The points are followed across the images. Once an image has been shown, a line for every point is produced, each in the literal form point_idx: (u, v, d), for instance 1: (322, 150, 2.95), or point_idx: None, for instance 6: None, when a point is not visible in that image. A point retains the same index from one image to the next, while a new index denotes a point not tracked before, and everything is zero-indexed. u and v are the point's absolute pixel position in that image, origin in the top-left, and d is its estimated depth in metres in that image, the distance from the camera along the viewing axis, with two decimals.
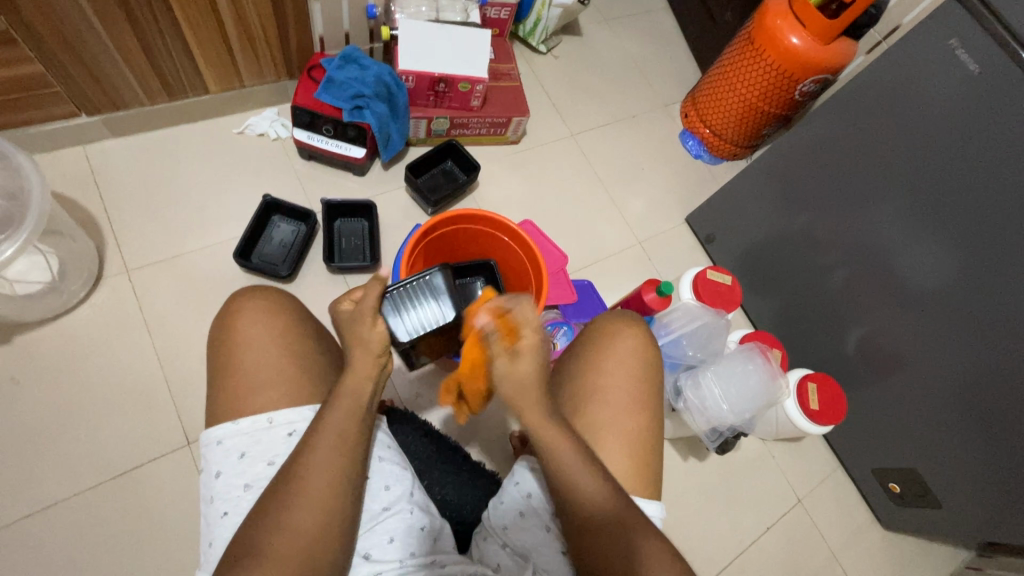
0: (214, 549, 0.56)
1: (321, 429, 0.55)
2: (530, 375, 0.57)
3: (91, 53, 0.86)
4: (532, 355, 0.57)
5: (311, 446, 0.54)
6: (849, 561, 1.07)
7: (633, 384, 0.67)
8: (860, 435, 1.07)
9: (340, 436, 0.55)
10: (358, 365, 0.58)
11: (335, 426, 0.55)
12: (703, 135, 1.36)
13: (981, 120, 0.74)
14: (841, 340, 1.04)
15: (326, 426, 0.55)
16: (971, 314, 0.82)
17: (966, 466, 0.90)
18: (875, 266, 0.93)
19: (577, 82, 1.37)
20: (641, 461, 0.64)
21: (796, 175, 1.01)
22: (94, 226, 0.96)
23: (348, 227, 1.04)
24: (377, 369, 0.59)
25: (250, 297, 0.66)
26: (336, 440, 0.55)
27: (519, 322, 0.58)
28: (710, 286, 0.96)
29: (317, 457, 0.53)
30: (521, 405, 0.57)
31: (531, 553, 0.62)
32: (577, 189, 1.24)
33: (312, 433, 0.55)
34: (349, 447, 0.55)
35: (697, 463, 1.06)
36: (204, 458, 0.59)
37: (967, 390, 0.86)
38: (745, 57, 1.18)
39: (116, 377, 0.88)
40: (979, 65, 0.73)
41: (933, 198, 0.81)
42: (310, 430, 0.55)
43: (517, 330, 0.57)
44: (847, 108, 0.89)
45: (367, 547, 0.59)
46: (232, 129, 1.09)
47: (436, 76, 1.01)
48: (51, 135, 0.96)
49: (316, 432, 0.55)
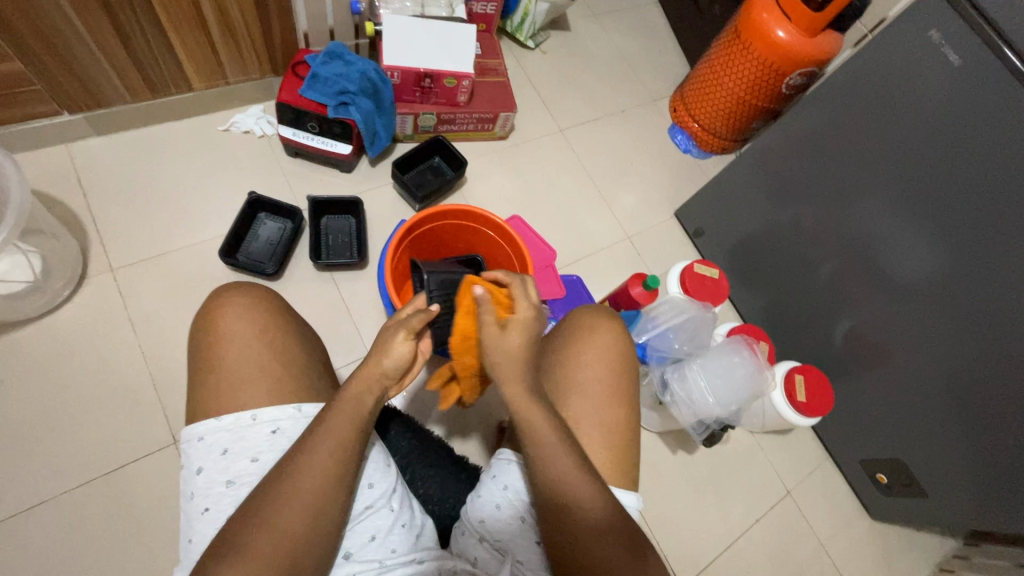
0: (194, 545, 0.56)
1: (319, 432, 0.55)
2: (519, 349, 0.58)
3: (71, 50, 0.85)
4: (521, 326, 0.58)
5: (304, 449, 0.54)
6: (837, 551, 1.07)
7: (612, 376, 0.67)
8: (847, 427, 1.07)
9: (339, 440, 0.55)
10: (362, 375, 0.58)
11: (333, 429, 0.55)
12: (691, 129, 1.36)
13: (963, 110, 0.74)
14: (828, 332, 1.04)
15: (326, 430, 0.55)
16: (955, 305, 0.83)
17: (952, 455, 0.90)
18: (861, 258, 0.94)
19: (565, 77, 1.37)
20: (620, 451, 0.65)
21: (782, 168, 1.01)
22: (78, 225, 0.96)
23: (334, 224, 1.04)
24: (380, 387, 0.59)
25: (234, 292, 0.65)
26: (334, 447, 0.55)
27: (517, 296, 0.60)
28: (696, 278, 0.98)
29: (304, 456, 0.54)
30: (518, 380, 0.58)
31: (509, 548, 0.62)
32: (565, 184, 1.24)
33: (307, 438, 0.55)
34: (337, 448, 0.55)
35: (686, 456, 1.07)
36: (186, 454, 0.59)
37: (953, 380, 0.86)
38: (733, 51, 1.18)
39: (102, 375, 0.88)
40: (960, 56, 0.73)
41: (918, 190, 0.82)
42: (306, 433, 0.55)
43: (511, 303, 0.60)
44: (831, 100, 0.89)
45: (349, 546, 0.59)
46: (218, 126, 1.09)
47: (421, 71, 1.01)
48: (34, 133, 0.95)
49: (313, 435, 0.55)
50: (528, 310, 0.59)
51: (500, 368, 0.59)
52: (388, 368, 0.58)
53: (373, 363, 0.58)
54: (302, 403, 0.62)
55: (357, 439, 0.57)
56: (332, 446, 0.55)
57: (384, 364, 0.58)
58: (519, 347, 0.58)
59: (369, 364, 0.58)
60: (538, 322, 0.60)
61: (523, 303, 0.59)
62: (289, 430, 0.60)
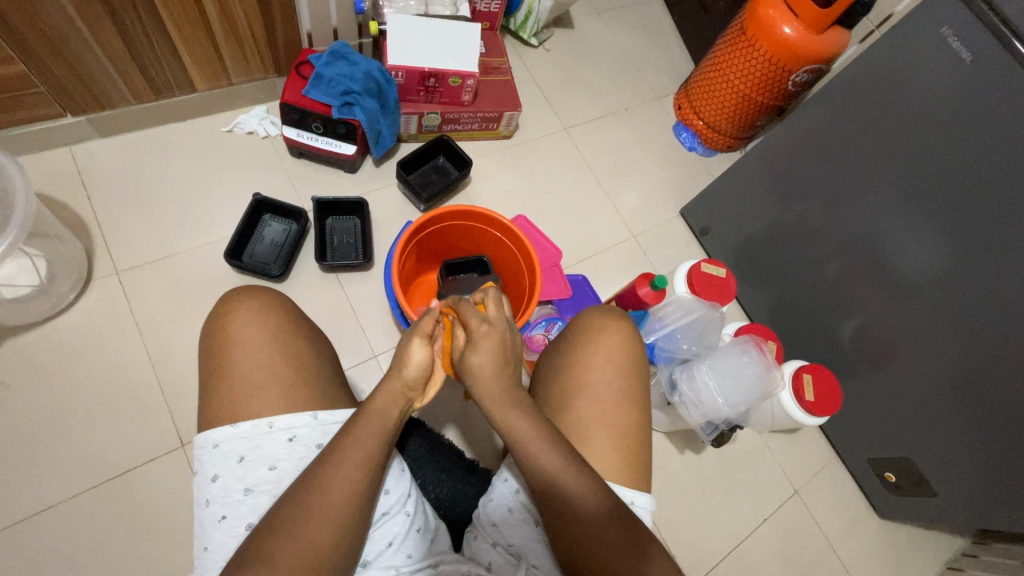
0: (211, 553, 0.56)
1: (347, 442, 0.55)
2: (482, 367, 0.60)
3: (74, 52, 0.85)
4: (482, 349, 0.60)
5: (329, 461, 0.54)
6: (845, 551, 1.07)
7: (622, 378, 0.67)
8: (856, 426, 1.07)
9: (365, 453, 0.55)
10: (385, 390, 0.58)
11: (360, 443, 0.55)
12: (696, 127, 1.35)
13: (975, 107, 0.73)
14: (837, 330, 1.04)
15: (352, 441, 0.55)
16: (966, 305, 0.82)
17: (962, 455, 0.90)
18: (871, 258, 0.93)
19: (569, 75, 1.36)
20: (633, 455, 0.64)
21: (789, 167, 1.01)
22: (82, 228, 0.95)
23: (339, 225, 1.03)
24: (404, 398, 0.59)
25: (247, 297, 0.65)
26: (359, 458, 0.54)
27: (470, 313, 0.61)
28: (704, 279, 0.97)
29: (329, 468, 0.53)
30: (507, 416, 0.59)
31: (525, 553, 0.61)
32: (571, 184, 1.24)
33: (333, 448, 0.55)
34: (364, 459, 0.55)
35: (694, 456, 1.06)
36: (200, 461, 0.58)
37: (964, 380, 0.86)
38: (738, 48, 1.17)
39: (108, 379, 0.88)
40: (971, 53, 0.72)
41: (928, 189, 0.81)
42: (331, 444, 0.55)
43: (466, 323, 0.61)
44: (840, 98, 0.88)
45: (367, 554, 0.59)
46: (221, 127, 1.08)
47: (425, 71, 1.00)
48: (37, 136, 0.95)
49: (338, 448, 0.54)
50: (480, 328, 0.60)
51: (485, 397, 0.60)
52: (409, 378, 0.59)
53: (394, 376, 0.59)
54: (318, 410, 0.61)
55: (384, 451, 0.57)
56: (359, 458, 0.54)
57: (405, 375, 0.59)
58: (482, 361, 0.60)
59: (391, 375, 0.59)
60: (500, 338, 0.61)
61: (471, 322, 0.60)
62: (306, 438, 0.60)
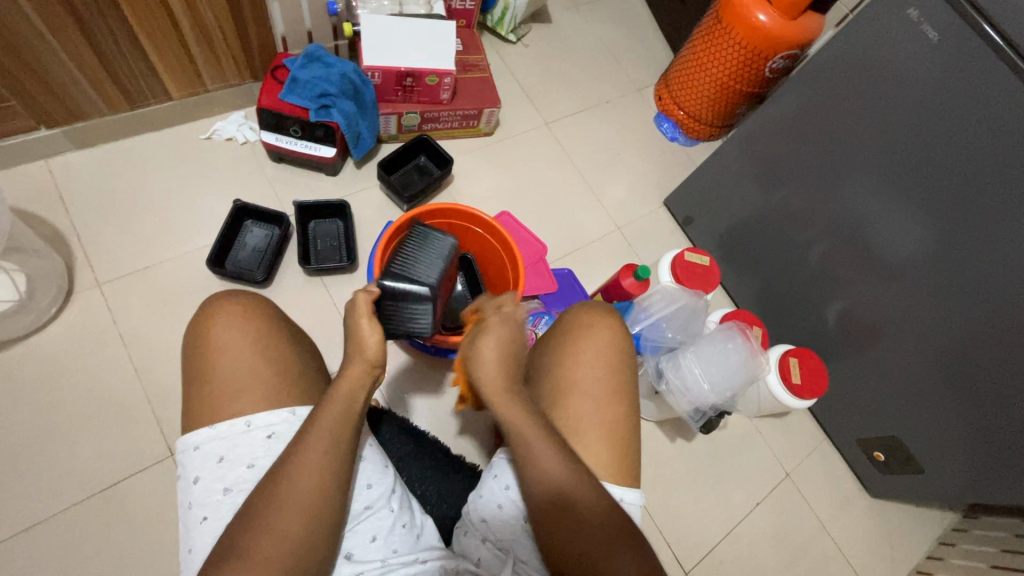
0: (195, 554, 0.56)
1: (315, 430, 0.55)
2: (488, 350, 0.59)
3: (44, 64, 0.84)
4: (491, 336, 0.60)
5: (303, 449, 0.54)
6: (838, 531, 1.08)
7: (609, 372, 0.67)
8: (845, 407, 1.08)
9: (337, 438, 0.56)
10: (350, 372, 0.59)
11: (326, 430, 0.55)
12: (678, 118, 1.35)
13: (947, 85, 0.74)
14: (822, 312, 1.05)
15: (320, 428, 0.55)
16: (947, 282, 0.83)
17: (949, 430, 0.91)
18: (852, 239, 0.94)
19: (548, 70, 1.36)
20: (620, 451, 0.65)
21: (768, 152, 1.01)
22: (61, 241, 0.94)
23: (322, 229, 1.03)
24: (368, 378, 0.60)
25: (225, 300, 0.65)
26: (332, 446, 0.55)
27: (487, 310, 0.63)
28: (686, 268, 0.98)
29: (301, 459, 0.54)
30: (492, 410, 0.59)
31: (512, 547, 0.62)
32: (554, 178, 1.24)
33: (301, 436, 0.55)
34: (336, 452, 0.55)
35: (684, 444, 1.07)
36: (182, 464, 0.59)
37: (949, 356, 0.87)
38: (715, 36, 1.18)
39: (95, 392, 0.87)
40: (939, 32, 0.72)
41: (904, 170, 0.82)
42: (299, 432, 0.56)
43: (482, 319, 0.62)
44: (815, 81, 0.88)
45: (350, 546, 0.59)
46: (199, 135, 1.08)
47: (402, 70, 1.00)
48: (12, 150, 0.94)
49: (306, 437, 0.55)
50: (494, 320, 0.61)
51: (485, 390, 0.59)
52: (372, 357, 0.60)
53: (357, 360, 0.59)
54: (295, 406, 0.61)
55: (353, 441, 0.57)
56: (327, 445, 0.55)
57: (366, 356, 0.59)
58: (489, 347, 0.59)
59: (354, 359, 0.59)
60: (510, 330, 0.61)
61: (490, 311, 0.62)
62: (284, 435, 0.60)
